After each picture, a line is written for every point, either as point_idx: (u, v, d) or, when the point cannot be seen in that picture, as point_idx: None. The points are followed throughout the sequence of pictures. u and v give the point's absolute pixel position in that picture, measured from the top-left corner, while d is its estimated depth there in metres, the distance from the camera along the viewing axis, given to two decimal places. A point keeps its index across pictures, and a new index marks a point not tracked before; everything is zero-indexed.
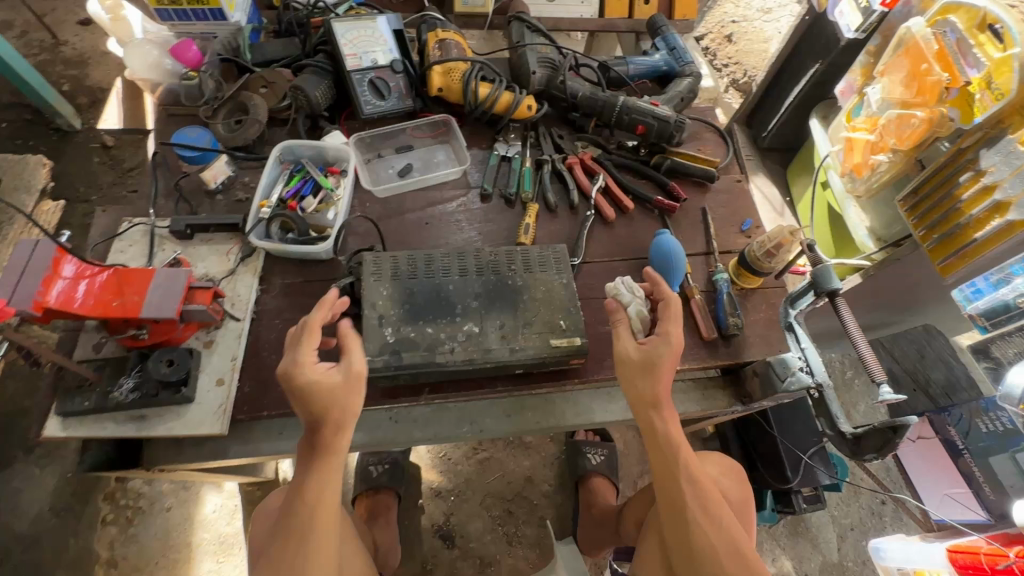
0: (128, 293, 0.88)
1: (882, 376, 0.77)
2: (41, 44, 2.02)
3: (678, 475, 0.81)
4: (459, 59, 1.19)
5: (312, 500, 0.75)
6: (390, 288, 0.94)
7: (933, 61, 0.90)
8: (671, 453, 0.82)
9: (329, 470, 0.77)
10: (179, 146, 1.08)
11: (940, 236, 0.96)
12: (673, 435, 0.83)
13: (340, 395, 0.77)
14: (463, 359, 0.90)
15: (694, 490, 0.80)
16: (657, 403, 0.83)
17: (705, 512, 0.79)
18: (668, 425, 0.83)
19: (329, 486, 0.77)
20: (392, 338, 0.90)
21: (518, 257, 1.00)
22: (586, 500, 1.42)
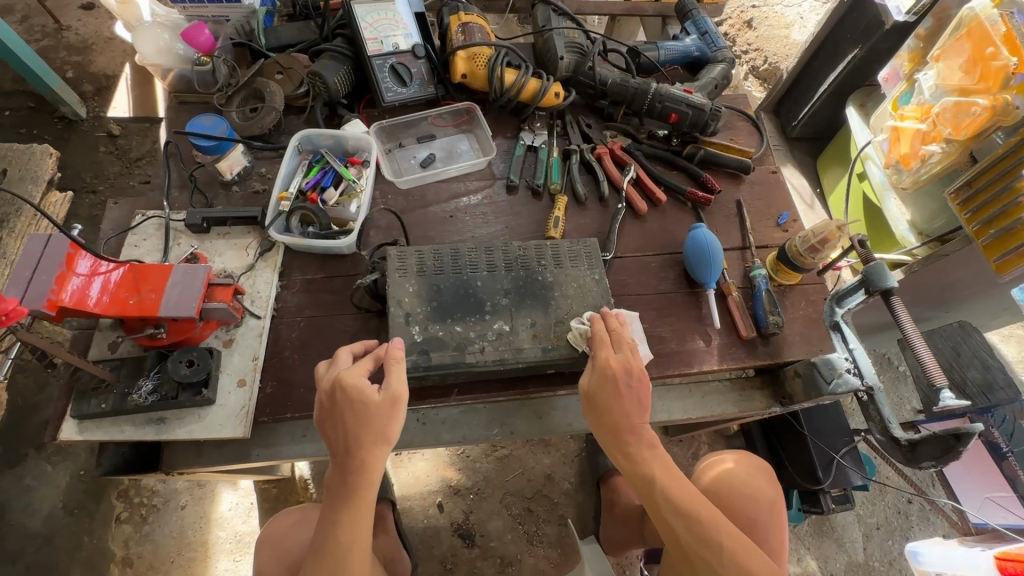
0: (145, 290, 0.84)
1: (943, 380, 0.74)
2: (43, 30, 1.96)
3: (664, 509, 0.77)
4: (483, 43, 1.13)
5: (342, 540, 0.71)
6: (415, 284, 0.89)
7: (1000, 44, 0.84)
8: (653, 488, 0.77)
9: (361, 509, 0.73)
10: (192, 135, 0.98)
11: (998, 231, 0.91)
12: (649, 468, 0.78)
13: (377, 416, 0.73)
14: (494, 359, 0.86)
15: (684, 521, 0.76)
16: (621, 435, 0.79)
17: (701, 540, 0.75)
18: (644, 459, 0.79)
19: (361, 523, 0.72)
20: (421, 336, 0.86)
21: (548, 251, 0.95)
22: (608, 498, 1.38)
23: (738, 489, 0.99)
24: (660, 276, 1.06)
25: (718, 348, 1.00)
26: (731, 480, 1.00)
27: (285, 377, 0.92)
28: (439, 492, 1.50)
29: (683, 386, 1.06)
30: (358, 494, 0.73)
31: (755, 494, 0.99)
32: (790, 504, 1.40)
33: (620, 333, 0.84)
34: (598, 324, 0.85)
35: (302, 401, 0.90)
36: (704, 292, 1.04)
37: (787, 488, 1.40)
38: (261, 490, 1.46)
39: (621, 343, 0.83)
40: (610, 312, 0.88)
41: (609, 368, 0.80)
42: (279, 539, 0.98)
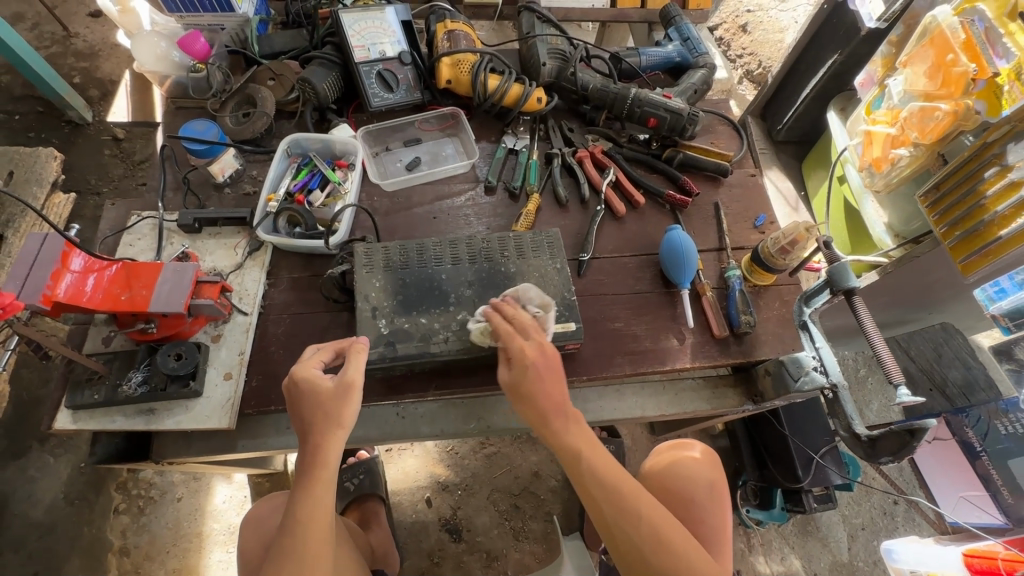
0: (136, 286, 0.88)
1: (899, 377, 0.76)
2: (52, 37, 2.02)
3: (588, 484, 0.75)
4: (467, 50, 1.17)
5: (300, 517, 0.74)
6: (382, 279, 0.93)
7: (960, 51, 0.86)
8: (576, 464, 0.76)
9: (320, 489, 0.75)
10: (186, 139, 1.03)
11: (963, 233, 0.93)
12: (572, 443, 0.76)
13: (327, 402, 0.76)
14: (463, 349, 0.89)
15: (607, 495, 0.74)
16: (546, 416, 0.76)
17: (622, 513, 0.74)
18: (568, 436, 0.76)
19: (318, 503, 0.75)
20: (386, 329, 0.89)
21: (510, 243, 0.98)
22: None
23: (678, 474, 0.96)
24: (636, 276, 1.09)
25: (691, 347, 1.02)
26: (671, 468, 0.97)
27: (270, 371, 0.95)
28: (427, 487, 1.54)
29: (658, 383, 1.08)
30: (313, 475, 0.75)
31: (692, 476, 0.96)
32: (773, 503, 1.42)
33: (522, 321, 0.82)
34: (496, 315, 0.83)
35: (286, 394, 0.94)
36: (679, 291, 1.06)
37: (769, 487, 1.42)
38: (254, 484, 1.50)
39: (526, 330, 0.81)
40: (504, 300, 0.86)
41: (526, 358, 0.77)
42: (261, 520, 1.01)
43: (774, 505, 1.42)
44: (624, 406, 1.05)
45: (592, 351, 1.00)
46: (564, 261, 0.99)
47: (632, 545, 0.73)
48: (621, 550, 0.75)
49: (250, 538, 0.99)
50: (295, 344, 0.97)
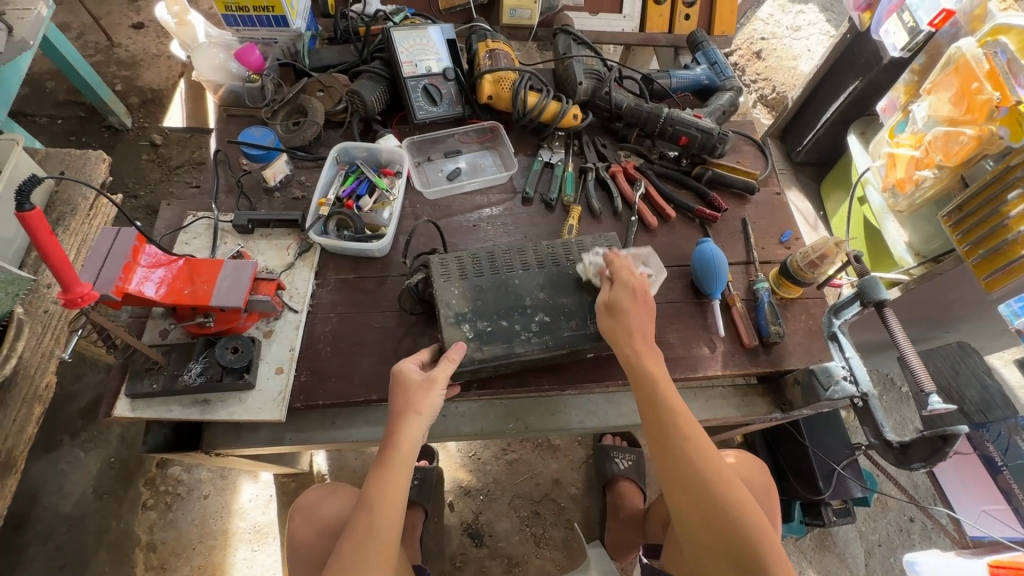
0: (198, 281, 0.92)
1: (931, 386, 0.80)
2: (96, 46, 2.11)
3: (657, 407, 0.82)
4: (508, 68, 1.23)
5: (375, 499, 0.79)
6: (460, 287, 0.97)
7: (983, 80, 0.91)
8: (651, 385, 0.83)
9: (395, 473, 0.80)
10: (244, 144, 1.13)
11: (985, 252, 0.97)
12: (647, 367, 0.85)
13: (411, 391, 0.84)
14: (540, 346, 0.94)
15: (674, 421, 0.81)
16: (633, 339, 0.86)
17: (691, 441, 0.80)
18: (642, 357, 0.85)
19: (391, 488, 0.80)
20: (471, 334, 0.93)
21: (573, 247, 1.04)
22: (614, 503, 1.45)
23: (739, 480, 1.08)
24: (668, 286, 1.13)
25: (722, 355, 1.06)
26: (727, 474, 1.09)
27: (319, 367, 0.99)
28: (450, 491, 1.56)
29: (688, 390, 1.11)
30: (387, 457, 0.81)
31: (750, 479, 1.09)
32: (792, 516, 1.43)
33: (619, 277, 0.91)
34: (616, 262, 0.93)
35: (334, 390, 0.97)
36: (710, 301, 1.10)
37: (789, 500, 1.44)
38: (280, 483, 1.53)
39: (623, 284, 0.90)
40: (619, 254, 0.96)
41: (631, 283, 0.90)
42: (310, 509, 1.06)
43: (792, 518, 1.44)
44: None
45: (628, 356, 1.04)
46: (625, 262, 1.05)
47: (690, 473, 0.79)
48: (682, 477, 0.79)
49: (307, 526, 1.04)
50: (342, 341, 1.02)
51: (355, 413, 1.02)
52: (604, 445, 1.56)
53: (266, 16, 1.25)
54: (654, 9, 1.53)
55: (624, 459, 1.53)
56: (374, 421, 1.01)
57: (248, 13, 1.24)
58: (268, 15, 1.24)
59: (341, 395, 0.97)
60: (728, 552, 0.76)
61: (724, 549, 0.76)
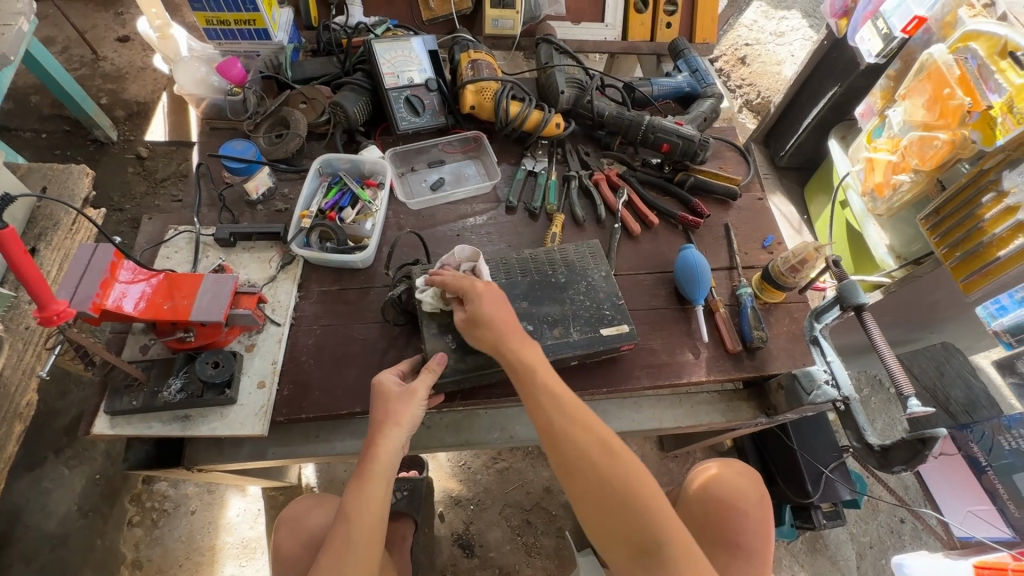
0: (178, 296, 0.92)
1: (911, 390, 0.80)
2: (81, 60, 2.10)
3: (538, 395, 0.79)
4: (490, 78, 1.24)
5: (354, 510, 0.79)
6: (442, 298, 0.98)
7: (955, 86, 0.92)
8: (530, 373, 0.80)
9: (374, 485, 0.80)
10: (226, 158, 1.10)
11: (962, 254, 0.98)
12: (526, 357, 0.82)
13: (391, 403, 0.84)
14: None
15: (555, 408, 0.78)
16: (506, 332, 0.84)
17: (575, 427, 0.76)
18: (515, 346, 0.83)
19: (370, 499, 0.80)
20: (453, 344, 0.94)
21: (557, 260, 1.06)
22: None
23: (731, 489, 1.08)
24: (651, 292, 1.13)
25: (706, 361, 1.06)
26: (717, 483, 1.09)
27: (302, 380, 0.98)
28: (440, 502, 1.55)
29: (674, 396, 1.11)
30: (367, 469, 0.81)
31: (743, 489, 1.08)
32: (782, 520, 1.44)
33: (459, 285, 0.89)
34: (443, 273, 0.91)
35: (318, 402, 0.97)
36: (693, 308, 1.11)
37: (780, 504, 1.45)
38: (268, 497, 1.52)
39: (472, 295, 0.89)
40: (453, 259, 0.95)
41: (476, 288, 0.87)
42: (296, 519, 1.05)
43: (783, 521, 1.44)
44: (642, 418, 1.08)
45: (612, 364, 1.04)
46: (608, 269, 1.07)
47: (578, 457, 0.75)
48: (569, 465, 0.75)
49: (292, 539, 1.03)
50: (325, 353, 1.01)
51: (340, 426, 1.01)
52: None
53: (248, 30, 1.25)
54: (635, 18, 1.54)
55: None
56: (359, 433, 1.01)
57: (230, 27, 1.24)
58: (250, 28, 1.25)
59: (325, 408, 0.96)
60: (625, 536, 0.72)
61: (623, 532, 0.72)
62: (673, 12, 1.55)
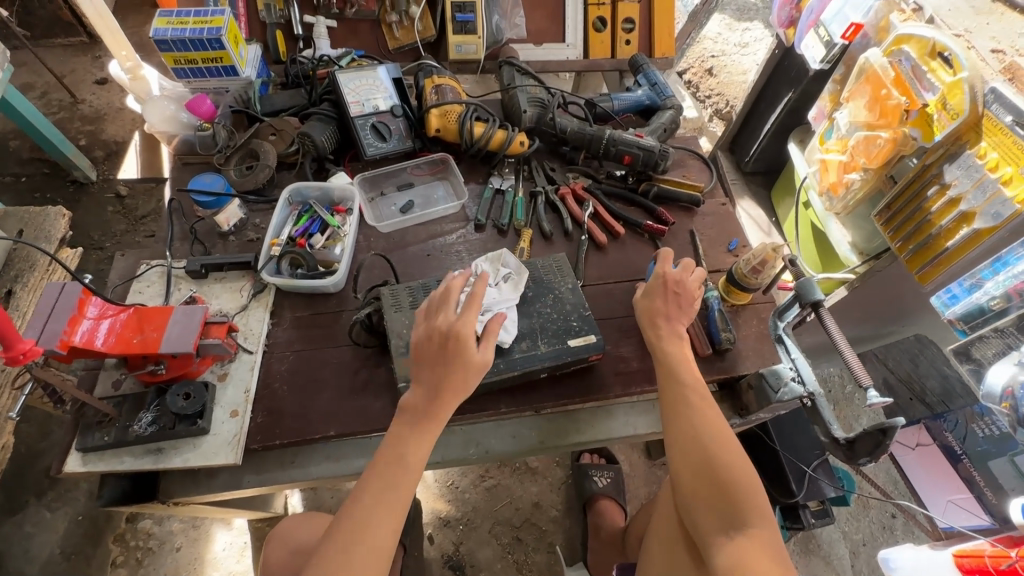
0: (148, 329, 0.92)
1: (869, 381, 0.83)
2: (60, 104, 2.14)
3: (670, 380, 0.89)
4: (454, 102, 1.28)
5: (367, 510, 0.76)
6: (411, 317, 1.00)
7: (891, 86, 0.97)
8: (670, 360, 0.90)
9: (396, 483, 0.78)
10: (195, 192, 1.12)
11: (915, 246, 1.00)
12: (671, 347, 0.92)
13: (464, 375, 0.82)
14: (490, 370, 0.96)
15: (684, 395, 0.87)
16: (655, 322, 0.95)
17: (701, 411, 0.85)
18: (669, 347, 0.92)
19: (386, 503, 0.77)
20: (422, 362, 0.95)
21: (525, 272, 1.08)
22: (593, 523, 1.43)
23: None
24: (621, 300, 1.15)
25: None
26: None
27: (276, 407, 0.99)
28: (429, 524, 1.54)
29: (648, 401, 1.10)
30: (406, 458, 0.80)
31: None
32: None
33: (684, 282, 0.95)
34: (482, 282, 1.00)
35: (291, 428, 0.97)
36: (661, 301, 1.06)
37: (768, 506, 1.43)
38: (254, 529, 1.50)
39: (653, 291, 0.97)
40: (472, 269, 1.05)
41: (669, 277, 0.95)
42: (285, 536, 1.05)
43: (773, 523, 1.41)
44: (616, 427, 1.07)
45: (584, 373, 1.05)
46: (574, 280, 1.09)
47: (688, 435, 0.84)
48: (682, 442, 0.84)
49: (280, 548, 1.03)
50: (298, 379, 1.02)
51: (314, 451, 1.02)
52: (583, 464, 1.56)
53: (215, 67, 1.29)
54: (595, 37, 1.60)
55: (602, 477, 1.53)
56: (334, 457, 1.01)
57: (198, 66, 1.27)
58: (217, 66, 1.28)
59: (298, 433, 0.97)
60: (717, 511, 0.79)
61: (715, 509, 0.79)
62: (631, 29, 1.60)
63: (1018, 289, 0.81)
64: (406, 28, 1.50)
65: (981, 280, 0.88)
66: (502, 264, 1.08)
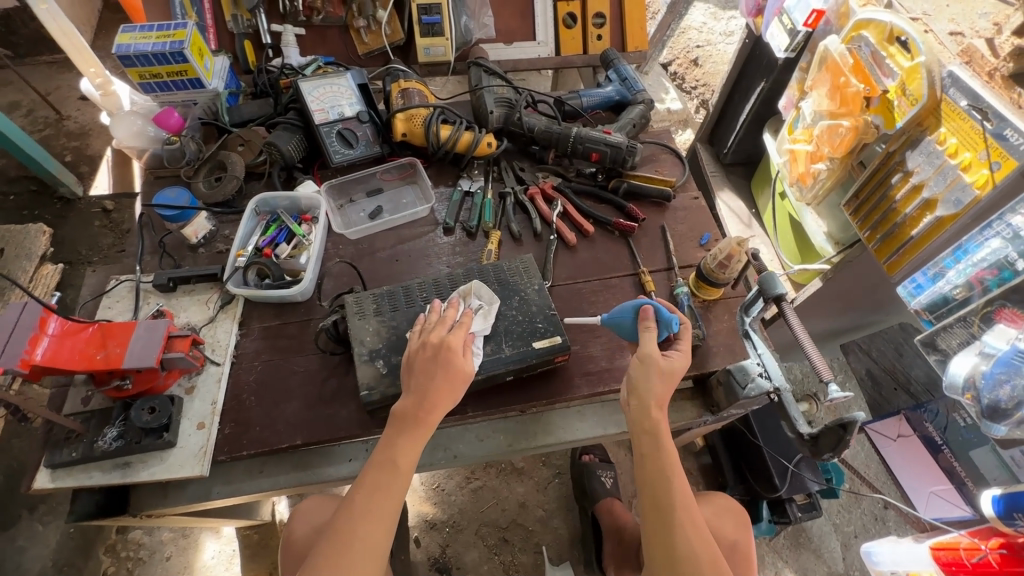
0: (112, 345, 0.93)
1: (830, 375, 0.80)
2: (45, 121, 2.16)
3: (656, 478, 0.80)
4: (419, 106, 1.27)
5: (355, 524, 0.78)
6: (375, 325, 1.00)
7: (851, 74, 0.95)
8: (650, 437, 0.82)
9: (377, 512, 0.79)
10: (158, 206, 1.12)
11: (882, 235, 0.98)
12: (653, 408, 0.83)
13: (449, 392, 0.85)
14: None
15: (665, 479, 0.80)
16: (663, 377, 0.84)
17: (681, 500, 0.80)
18: (654, 384, 0.84)
19: (370, 523, 0.78)
20: (384, 368, 0.96)
21: (490, 275, 1.07)
22: (613, 526, 1.37)
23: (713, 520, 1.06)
24: (591, 300, 1.15)
25: None
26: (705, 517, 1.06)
27: (243, 418, 0.99)
28: (416, 527, 1.54)
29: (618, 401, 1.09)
30: (387, 479, 0.81)
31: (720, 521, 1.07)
32: (760, 517, 1.40)
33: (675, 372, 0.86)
34: (432, 326, 0.92)
35: (258, 438, 0.98)
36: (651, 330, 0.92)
37: (755, 500, 1.43)
38: (242, 537, 1.51)
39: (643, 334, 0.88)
40: (439, 311, 0.95)
41: (676, 371, 0.86)
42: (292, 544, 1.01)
43: (760, 519, 1.40)
44: (586, 427, 1.07)
45: (552, 375, 1.05)
46: (541, 281, 1.08)
47: (669, 552, 0.77)
48: (661, 555, 0.77)
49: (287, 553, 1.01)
50: (264, 390, 1.02)
51: (283, 460, 1.02)
52: (586, 463, 1.55)
53: (181, 80, 1.30)
54: (566, 33, 1.58)
55: (607, 476, 1.54)
56: (302, 466, 1.02)
57: (164, 79, 1.28)
58: (183, 79, 1.29)
59: (265, 443, 0.97)
60: None
61: None
62: (602, 24, 1.59)
63: (979, 277, 0.81)
64: (375, 32, 1.50)
65: (943, 269, 0.87)
66: (473, 297, 1.00)
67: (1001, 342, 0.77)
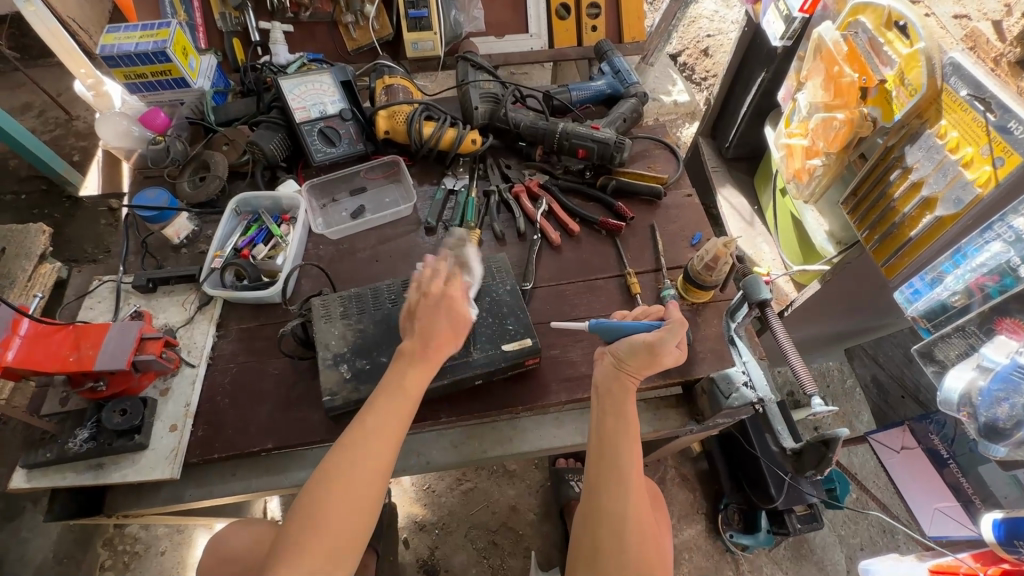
0: (84, 347, 0.93)
1: (814, 388, 0.76)
2: (56, 122, 2.21)
3: (614, 445, 0.79)
4: (402, 102, 1.24)
5: (348, 468, 0.72)
6: (344, 328, 0.98)
7: (844, 63, 0.89)
8: (616, 404, 0.81)
9: (374, 444, 0.75)
10: (138, 208, 1.12)
11: (880, 237, 0.92)
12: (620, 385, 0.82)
13: (445, 338, 0.84)
14: None
15: (618, 448, 0.79)
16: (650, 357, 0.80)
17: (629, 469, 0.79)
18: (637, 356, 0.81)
19: (369, 460, 0.73)
20: (351, 373, 0.94)
21: None
22: None
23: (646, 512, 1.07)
24: (574, 303, 1.10)
25: None
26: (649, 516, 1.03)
27: (216, 420, 0.99)
28: (405, 528, 1.53)
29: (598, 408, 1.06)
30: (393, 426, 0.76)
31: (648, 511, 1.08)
32: (758, 526, 1.37)
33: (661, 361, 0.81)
34: (437, 276, 0.90)
35: (229, 442, 0.97)
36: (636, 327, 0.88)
37: (754, 511, 1.38)
38: None
39: (670, 321, 0.83)
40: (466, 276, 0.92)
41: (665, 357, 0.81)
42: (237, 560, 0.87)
43: (759, 529, 1.38)
44: (564, 434, 1.03)
45: (528, 381, 1.01)
46: (515, 283, 1.05)
47: (614, 516, 0.76)
48: (598, 522, 0.76)
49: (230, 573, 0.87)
50: (237, 392, 1.01)
51: (256, 463, 1.02)
52: (559, 469, 1.55)
53: (167, 80, 1.29)
54: (559, 25, 1.54)
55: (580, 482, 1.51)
56: (273, 469, 1.01)
57: (149, 79, 1.28)
58: (168, 78, 1.29)
59: (235, 446, 0.96)
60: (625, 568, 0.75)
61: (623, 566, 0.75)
62: (597, 15, 1.54)
63: (979, 283, 0.76)
64: (363, 28, 1.48)
65: (942, 274, 0.82)
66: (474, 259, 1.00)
67: (1001, 355, 0.73)
